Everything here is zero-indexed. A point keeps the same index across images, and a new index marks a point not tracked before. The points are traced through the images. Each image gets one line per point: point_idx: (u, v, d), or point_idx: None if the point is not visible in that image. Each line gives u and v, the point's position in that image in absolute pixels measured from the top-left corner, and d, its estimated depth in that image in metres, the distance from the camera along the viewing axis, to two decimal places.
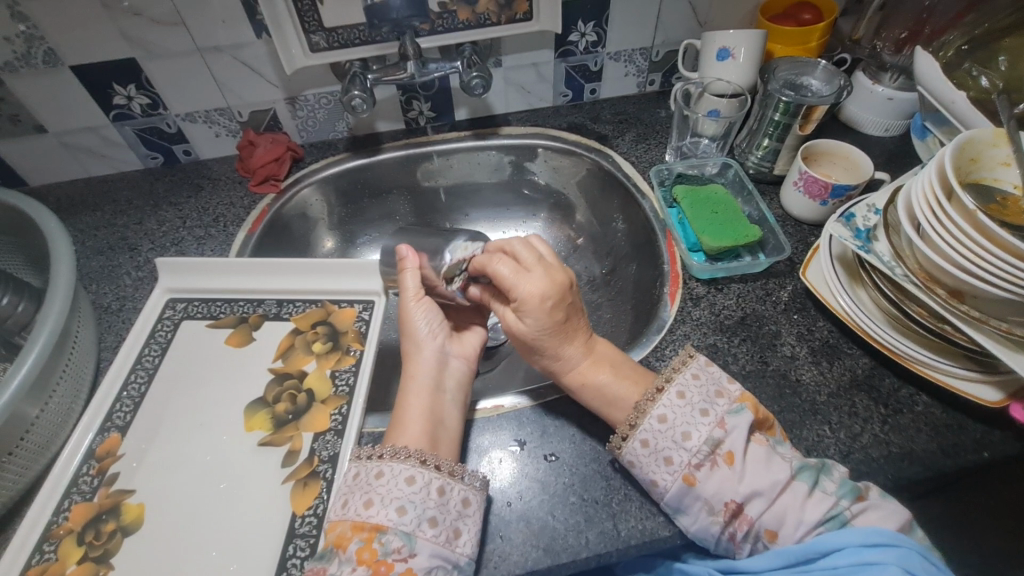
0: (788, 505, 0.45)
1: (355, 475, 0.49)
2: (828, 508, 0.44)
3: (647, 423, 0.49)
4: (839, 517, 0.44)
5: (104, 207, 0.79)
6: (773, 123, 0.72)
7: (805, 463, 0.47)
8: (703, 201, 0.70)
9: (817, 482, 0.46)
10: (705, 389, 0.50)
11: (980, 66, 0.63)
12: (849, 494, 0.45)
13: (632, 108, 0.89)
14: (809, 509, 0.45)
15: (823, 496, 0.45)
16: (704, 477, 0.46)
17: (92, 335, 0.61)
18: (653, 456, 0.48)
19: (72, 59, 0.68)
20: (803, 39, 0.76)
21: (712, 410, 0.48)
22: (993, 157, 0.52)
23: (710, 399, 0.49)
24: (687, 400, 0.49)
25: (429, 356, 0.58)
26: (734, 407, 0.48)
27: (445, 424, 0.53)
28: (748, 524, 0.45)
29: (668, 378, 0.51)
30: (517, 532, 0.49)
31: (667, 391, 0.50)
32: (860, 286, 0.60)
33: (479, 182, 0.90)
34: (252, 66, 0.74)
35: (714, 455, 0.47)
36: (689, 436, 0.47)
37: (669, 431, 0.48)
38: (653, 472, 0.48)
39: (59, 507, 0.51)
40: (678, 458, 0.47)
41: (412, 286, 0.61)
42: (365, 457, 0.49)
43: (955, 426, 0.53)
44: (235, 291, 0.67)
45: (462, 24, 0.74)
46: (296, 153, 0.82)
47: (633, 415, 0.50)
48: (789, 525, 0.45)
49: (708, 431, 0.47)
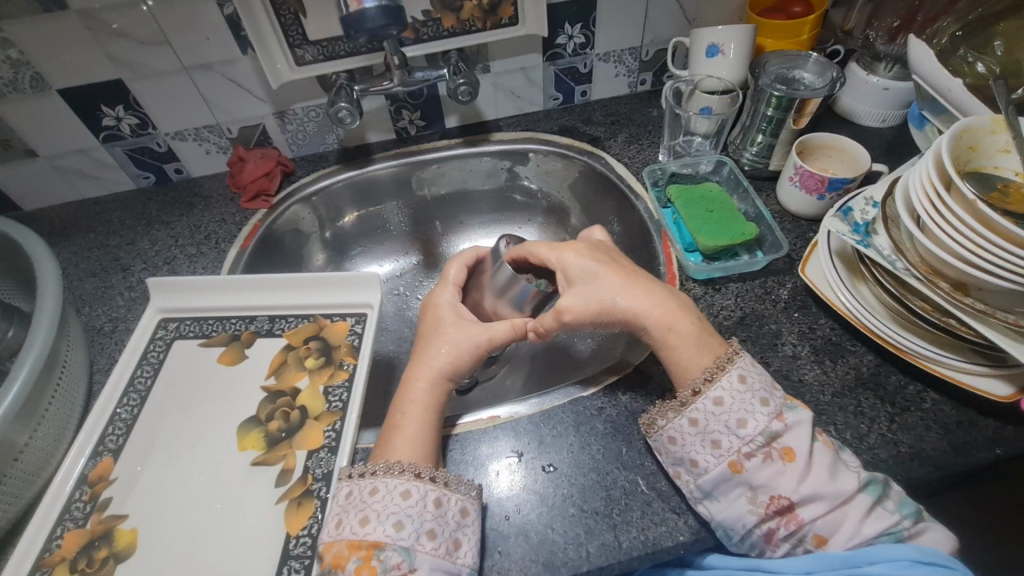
0: (846, 515, 0.44)
1: (347, 493, 0.48)
2: (888, 524, 0.43)
3: (700, 403, 0.48)
4: (896, 534, 0.43)
5: (97, 228, 0.78)
6: (766, 118, 0.71)
7: (873, 476, 0.45)
8: (698, 200, 0.69)
9: (882, 497, 0.44)
10: (763, 378, 0.49)
11: (975, 52, 0.61)
12: (912, 514, 0.44)
13: (624, 109, 0.88)
14: (867, 523, 0.43)
15: (884, 512, 0.44)
16: (753, 467, 0.45)
17: (84, 358, 0.60)
18: (699, 437, 0.47)
19: (60, 82, 0.68)
20: (794, 32, 0.75)
21: (771, 401, 0.47)
22: (992, 144, 0.50)
23: (769, 390, 0.48)
24: (699, 429, 0.47)
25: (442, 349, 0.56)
26: (789, 403, 0.48)
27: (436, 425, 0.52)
28: (796, 524, 0.44)
29: (731, 359, 0.49)
30: (515, 546, 0.48)
31: (728, 373, 0.48)
32: (861, 281, 0.58)
33: (473, 189, 0.89)
34: (239, 82, 0.74)
35: (769, 448, 0.45)
36: (744, 424, 0.46)
37: (723, 415, 0.47)
38: (696, 453, 0.47)
39: (52, 534, 0.50)
40: (728, 443, 0.46)
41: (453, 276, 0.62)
42: (358, 475, 0.48)
43: (966, 423, 0.52)
44: (227, 309, 0.67)
45: (447, 31, 0.73)
46: (287, 167, 0.81)
47: (702, 380, 0.49)
48: (842, 534, 0.44)
49: (767, 421, 0.46)
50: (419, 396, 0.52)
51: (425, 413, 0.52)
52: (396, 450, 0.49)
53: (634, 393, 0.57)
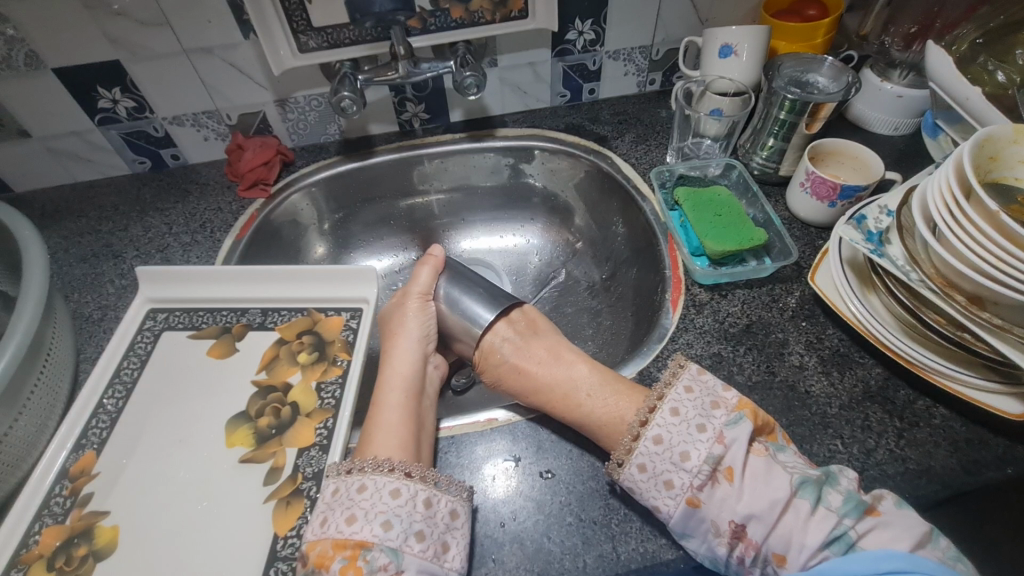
0: (792, 527, 0.42)
1: (334, 490, 0.47)
2: (831, 528, 0.41)
3: (642, 444, 0.46)
4: (845, 538, 0.41)
5: (89, 213, 0.76)
6: (778, 121, 0.69)
7: (806, 476, 0.44)
8: (707, 203, 0.67)
9: (821, 497, 0.43)
10: (700, 402, 0.47)
11: (996, 60, 0.60)
12: (857, 511, 0.42)
13: (631, 108, 0.86)
14: (811, 529, 0.42)
15: (826, 513, 0.42)
16: (708, 497, 0.44)
17: (69, 346, 0.59)
18: (652, 481, 0.45)
19: (55, 62, 0.66)
20: (808, 35, 0.74)
21: (709, 425, 0.46)
22: (1013, 154, 0.48)
23: (706, 413, 0.47)
24: (664, 446, 0.46)
25: (410, 359, 0.58)
26: (733, 418, 0.46)
27: (425, 426, 0.52)
28: (755, 549, 0.43)
29: (660, 396, 0.48)
30: (510, 555, 0.46)
31: (660, 410, 0.47)
32: (872, 292, 0.56)
33: (476, 185, 0.87)
34: (240, 68, 0.72)
35: (716, 473, 0.44)
36: (688, 456, 0.45)
37: (666, 452, 0.45)
38: (654, 498, 0.45)
39: (30, 530, 0.49)
40: (679, 481, 0.44)
41: (422, 282, 0.62)
42: (346, 472, 0.47)
43: (976, 440, 0.50)
44: (218, 301, 0.65)
45: (456, 22, 0.72)
46: (287, 157, 0.80)
47: (630, 438, 0.47)
48: (794, 550, 0.42)
49: (707, 449, 0.45)
50: (393, 405, 0.53)
51: (402, 391, 0.55)
52: (377, 433, 0.50)
53: None
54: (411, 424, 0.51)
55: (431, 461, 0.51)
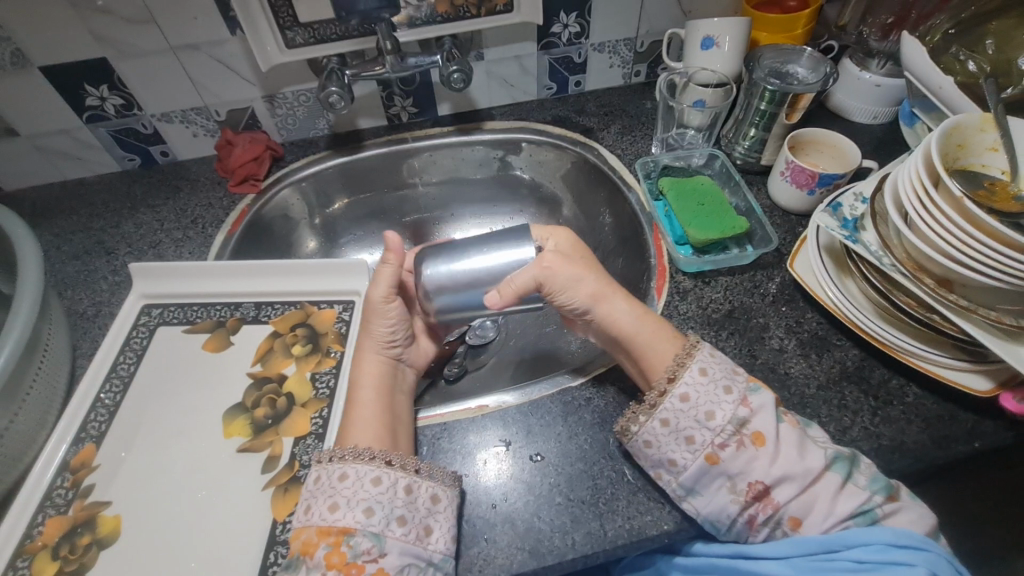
0: (819, 496, 0.44)
1: (316, 478, 0.47)
2: (860, 503, 0.44)
3: (687, 374, 0.48)
4: (871, 513, 0.44)
5: (80, 211, 0.77)
6: (759, 112, 0.71)
7: (840, 453, 0.46)
8: (690, 193, 0.69)
9: (850, 474, 0.45)
10: (724, 365, 0.49)
11: (967, 50, 0.62)
12: (883, 490, 0.45)
13: (617, 100, 0.87)
14: (840, 502, 0.44)
15: (855, 490, 0.45)
16: (729, 457, 0.46)
17: (66, 342, 0.60)
18: (673, 435, 0.47)
19: (42, 60, 0.67)
20: (789, 26, 0.75)
21: (735, 388, 0.47)
22: (981, 142, 0.51)
23: (731, 376, 0.48)
24: (690, 404, 0.47)
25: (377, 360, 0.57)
26: (755, 385, 0.48)
27: (399, 417, 0.53)
28: (773, 508, 0.45)
29: (689, 352, 0.50)
30: (502, 535, 0.48)
31: (688, 368, 0.48)
32: (849, 277, 0.58)
33: (465, 178, 0.88)
34: (228, 64, 0.72)
35: (741, 436, 0.46)
36: (713, 416, 0.47)
37: (691, 410, 0.47)
38: (671, 451, 0.47)
39: (33, 521, 0.50)
40: (701, 437, 0.46)
41: (382, 287, 0.57)
42: (326, 460, 0.48)
43: (946, 416, 0.53)
44: (211, 296, 0.66)
45: (441, 16, 0.72)
46: (276, 151, 0.80)
47: (660, 388, 0.49)
48: (816, 515, 0.44)
49: (734, 409, 0.46)
50: (368, 402, 0.53)
51: (373, 386, 0.55)
52: (353, 423, 0.51)
53: (622, 384, 0.57)
54: (387, 416, 0.52)
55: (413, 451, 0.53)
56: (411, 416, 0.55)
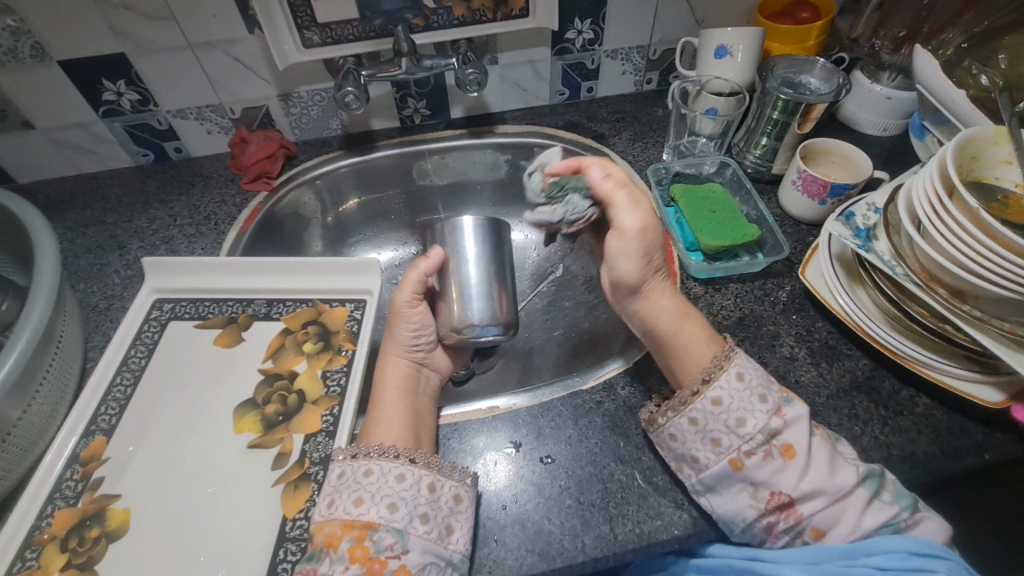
0: (845, 510, 0.45)
1: (340, 474, 0.47)
2: (888, 516, 0.44)
3: (722, 377, 0.48)
4: (895, 525, 0.45)
5: (93, 205, 0.77)
6: (771, 121, 0.72)
7: (871, 470, 0.46)
8: (701, 200, 0.69)
9: (879, 491, 0.45)
10: (762, 374, 0.49)
11: (979, 64, 0.63)
12: (909, 506, 0.45)
13: (628, 107, 0.88)
14: (868, 516, 0.45)
15: (882, 505, 0.45)
16: (754, 464, 0.46)
17: (78, 335, 0.60)
18: (699, 435, 0.48)
19: (61, 54, 0.67)
20: (801, 38, 0.76)
21: (770, 397, 0.48)
22: (994, 155, 0.51)
23: (766, 386, 0.48)
24: (698, 428, 0.48)
25: (398, 363, 0.58)
26: (789, 398, 0.48)
27: (422, 419, 0.53)
28: (796, 519, 0.45)
29: (728, 356, 0.50)
30: (512, 536, 0.48)
31: (727, 371, 0.49)
32: (860, 286, 0.59)
33: (475, 180, 0.89)
34: (244, 62, 0.73)
35: (769, 445, 0.46)
36: (744, 423, 0.47)
37: (722, 414, 0.47)
38: (695, 450, 0.47)
39: (42, 512, 0.50)
40: (727, 441, 0.47)
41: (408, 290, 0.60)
42: (351, 456, 0.48)
43: (956, 427, 0.53)
44: (224, 292, 0.66)
45: (458, 20, 0.73)
46: (289, 151, 0.81)
47: (699, 381, 0.49)
48: (841, 528, 0.45)
49: (766, 419, 0.46)
50: (389, 399, 0.54)
51: (396, 388, 0.55)
52: (376, 424, 0.51)
53: (632, 388, 0.57)
54: (410, 414, 0.53)
55: (434, 448, 0.53)
56: (433, 417, 0.55)
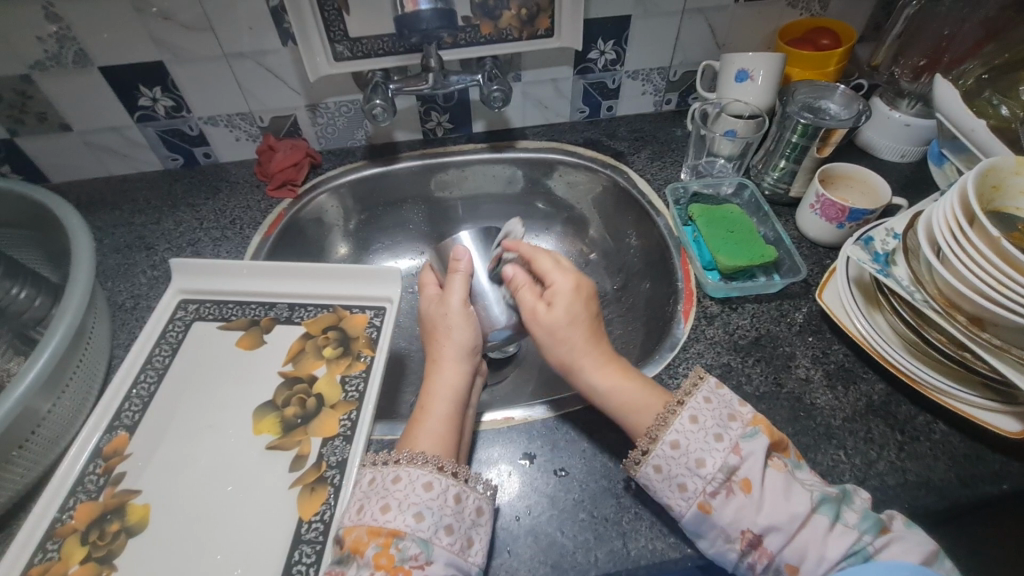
0: (810, 540, 0.42)
1: (370, 480, 0.48)
2: (851, 542, 0.42)
3: (676, 421, 0.47)
4: (862, 551, 0.42)
5: (123, 206, 0.79)
6: (791, 144, 0.72)
7: (826, 495, 0.44)
8: (719, 220, 0.70)
9: (839, 515, 0.43)
10: (717, 412, 0.48)
11: (1000, 95, 0.65)
12: (873, 528, 0.43)
13: (647, 127, 0.89)
14: (831, 542, 0.42)
15: (845, 530, 0.43)
16: (720, 504, 0.44)
17: (106, 332, 0.61)
18: (666, 482, 0.46)
19: (103, 60, 0.70)
20: (821, 64, 0.77)
21: (726, 435, 0.46)
22: (1015, 185, 0.50)
23: (723, 424, 0.47)
24: (681, 451, 0.46)
25: (454, 373, 0.56)
26: (749, 431, 0.46)
27: (461, 436, 0.53)
28: (768, 557, 0.43)
29: (681, 402, 0.49)
30: (525, 547, 0.48)
31: (680, 415, 0.48)
32: (878, 311, 0.59)
33: (493, 194, 0.90)
34: (275, 72, 0.75)
35: (729, 483, 0.45)
36: (703, 463, 0.45)
37: (682, 457, 0.46)
38: (666, 496, 0.46)
39: (64, 505, 0.51)
40: (692, 485, 0.45)
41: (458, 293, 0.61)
42: (382, 463, 0.48)
43: (974, 456, 0.52)
44: (246, 294, 0.67)
45: (484, 38, 0.75)
46: (315, 159, 0.83)
47: (647, 439, 0.48)
48: (811, 560, 0.42)
49: (723, 457, 0.45)
50: (439, 411, 0.53)
51: (448, 401, 0.54)
52: (418, 433, 0.51)
53: None
54: (454, 431, 0.51)
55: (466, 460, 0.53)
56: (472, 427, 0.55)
